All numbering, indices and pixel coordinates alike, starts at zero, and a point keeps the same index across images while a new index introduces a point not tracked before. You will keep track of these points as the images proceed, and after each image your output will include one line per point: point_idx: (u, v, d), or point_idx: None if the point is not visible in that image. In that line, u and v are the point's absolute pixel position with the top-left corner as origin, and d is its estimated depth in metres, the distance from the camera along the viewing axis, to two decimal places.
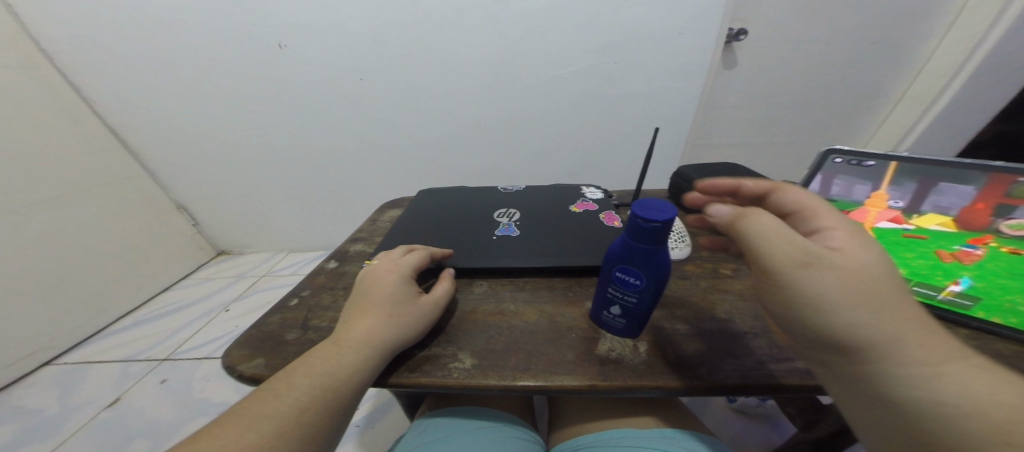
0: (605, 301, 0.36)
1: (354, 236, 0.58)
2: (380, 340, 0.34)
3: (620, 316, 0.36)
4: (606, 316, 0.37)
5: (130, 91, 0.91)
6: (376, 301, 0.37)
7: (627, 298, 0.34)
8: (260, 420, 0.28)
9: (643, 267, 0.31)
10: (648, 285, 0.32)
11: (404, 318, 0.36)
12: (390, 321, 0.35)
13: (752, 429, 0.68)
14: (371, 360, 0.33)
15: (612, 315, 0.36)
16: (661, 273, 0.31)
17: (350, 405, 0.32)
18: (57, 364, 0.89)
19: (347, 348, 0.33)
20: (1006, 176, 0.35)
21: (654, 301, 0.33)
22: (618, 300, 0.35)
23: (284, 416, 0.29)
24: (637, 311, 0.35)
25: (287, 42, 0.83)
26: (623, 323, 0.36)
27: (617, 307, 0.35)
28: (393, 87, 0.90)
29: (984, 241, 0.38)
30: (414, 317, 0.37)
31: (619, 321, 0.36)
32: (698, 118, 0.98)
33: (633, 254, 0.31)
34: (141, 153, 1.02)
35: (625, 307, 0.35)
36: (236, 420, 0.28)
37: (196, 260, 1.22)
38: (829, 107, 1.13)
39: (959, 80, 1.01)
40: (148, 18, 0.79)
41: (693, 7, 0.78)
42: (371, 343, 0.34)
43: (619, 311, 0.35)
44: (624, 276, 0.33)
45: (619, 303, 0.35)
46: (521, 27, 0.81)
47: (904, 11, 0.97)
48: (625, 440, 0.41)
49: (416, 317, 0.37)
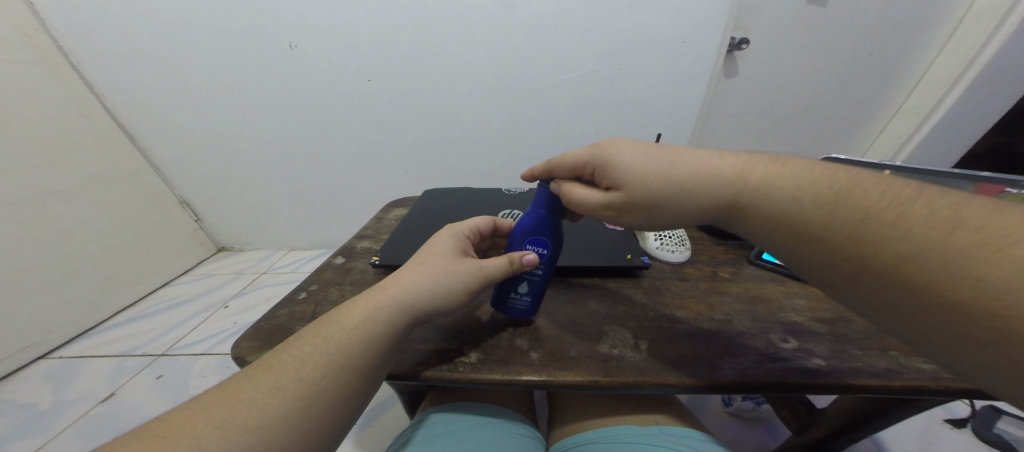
0: (512, 283, 0.39)
1: (360, 234, 0.59)
2: (388, 297, 0.35)
3: (526, 295, 0.39)
4: (512, 301, 0.40)
5: (138, 86, 0.92)
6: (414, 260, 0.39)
7: (534, 270, 0.39)
8: (262, 368, 0.31)
9: (550, 233, 0.39)
10: (552, 250, 0.39)
11: (417, 276, 0.36)
12: (409, 274, 0.36)
13: (748, 432, 0.69)
14: (375, 317, 0.33)
15: (518, 295, 0.40)
16: (560, 238, 0.40)
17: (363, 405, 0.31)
18: (53, 358, 0.88)
19: (355, 306, 0.34)
20: (991, 186, 0.39)
21: (553, 269, 0.40)
22: (525, 276, 0.39)
23: (278, 366, 0.31)
24: (541, 285, 0.40)
25: (297, 42, 0.84)
26: (527, 301, 0.40)
27: (524, 285, 0.39)
28: (400, 89, 0.91)
29: None
30: (427, 278, 0.36)
31: (523, 302, 0.40)
32: (698, 125, 0.99)
33: (544, 224, 0.39)
34: (147, 149, 1.03)
35: (531, 281, 0.39)
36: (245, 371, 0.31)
37: (196, 256, 1.23)
38: (828, 117, 1.15)
39: (955, 93, 1.03)
40: (161, 16, 0.81)
41: (696, 16, 0.80)
42: (376, 302, 0.34)
43: (524, 289, 0.39)
44: (531, 247, 0.39)
45: (528, 279, 0.39)
46: (528, 34, 0.83)
47: (903, 24, 0.99)
48: (623, 437, 0.42)
49: (430, 278, 0.36)
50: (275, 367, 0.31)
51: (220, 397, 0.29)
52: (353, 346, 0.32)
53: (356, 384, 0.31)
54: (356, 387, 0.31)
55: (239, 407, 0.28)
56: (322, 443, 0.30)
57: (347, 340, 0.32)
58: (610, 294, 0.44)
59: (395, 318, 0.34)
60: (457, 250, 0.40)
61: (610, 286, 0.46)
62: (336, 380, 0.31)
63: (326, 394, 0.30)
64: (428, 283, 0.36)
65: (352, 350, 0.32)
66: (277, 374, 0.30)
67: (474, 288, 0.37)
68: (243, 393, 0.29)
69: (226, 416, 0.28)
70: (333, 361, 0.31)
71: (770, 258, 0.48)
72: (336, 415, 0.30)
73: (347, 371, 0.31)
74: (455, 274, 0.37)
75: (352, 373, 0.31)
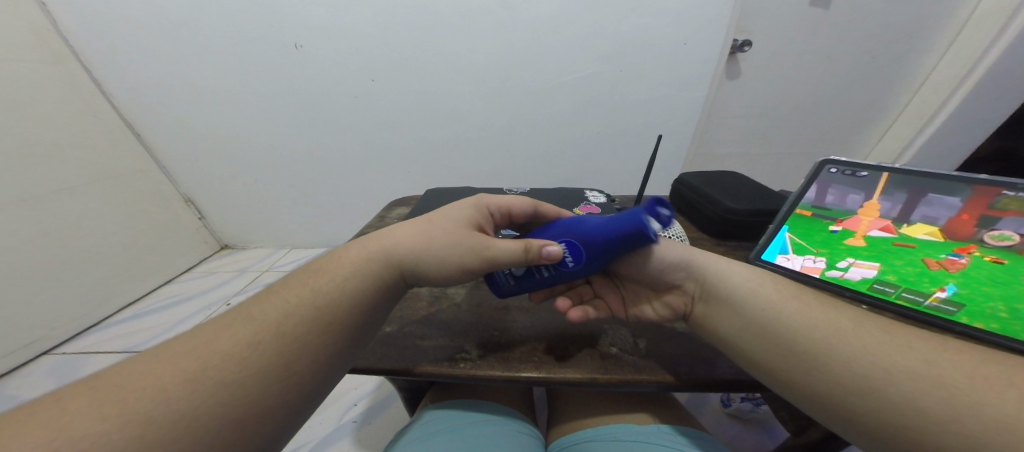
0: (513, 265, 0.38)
1: (363, 232, 0.59)
2: (383, 258, 0.35)
3: (516, 277, 0.38)
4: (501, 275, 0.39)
5: (145, 83, 0.93)
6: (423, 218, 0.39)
7: (544, 268, 0.37)
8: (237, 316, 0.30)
9: (589, 258, 0.35)
10: (577, 270, 0.36)
11: (415, 233, 0.36)
12: (412, 234, 0.37)
13: (747, 433, 0.69)
14: (367, 278, 0.34)
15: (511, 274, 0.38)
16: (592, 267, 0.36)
17: None
18: (57, 354, 0.89)
19: (348, 262, 0.34)
20: (990, 189, 0.37)
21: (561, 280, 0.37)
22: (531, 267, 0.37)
23: (255, 313, 0.30)
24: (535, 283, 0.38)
25: (302, 42, 0.85)
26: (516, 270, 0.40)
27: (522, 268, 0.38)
28: (403, 88, 0.91)
29: (968, 251, 0.39)
30: (425, 244, 0.36)
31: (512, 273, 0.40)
32: (700, 127, 1.00)
33: (594, 249, 0.34)
34: (153, 146, 1.05)
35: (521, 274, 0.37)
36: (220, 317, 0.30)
37: (200, 254, 1.24)
38: (831, 119, 1.15)
39: (957, 97, 1.03)
40: (170, 16, 0.82)
41: (698, 18, 0.80)
42: (371, 263, 0.35)
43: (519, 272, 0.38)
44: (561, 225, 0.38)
45: (528, 271, 0.37)
46: (531, 35, 0.83)
47: (905, 27, 1.00)
48: (620, 435, 0.42)
49: (428, 242, 0.36)
50: (249, 319, 0.30)
51: (186, 343, 0.28)
52: (339, 305, 0.32)
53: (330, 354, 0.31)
54: None
55: (203, 359, 0.27)
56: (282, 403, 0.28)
57: (333, 296, 0.32)
58: None
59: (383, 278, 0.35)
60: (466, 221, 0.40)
61: None
62: (311, 338, 0.30)
63: (296, 352, 0.29)
64: (423, 245, 0.36)
65: (336, 310, 0.31)
66: (253, 324, 0.29)
67: (471, 263, 0.36)
68: (209, 345, 0.28)
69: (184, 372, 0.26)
70: (313, 319, 0.30)
71: (771, 258, 0.48)
72: (302, 377, 0.29)
73: (324, 329, 0.31)
74: (456, 242, 0.36)
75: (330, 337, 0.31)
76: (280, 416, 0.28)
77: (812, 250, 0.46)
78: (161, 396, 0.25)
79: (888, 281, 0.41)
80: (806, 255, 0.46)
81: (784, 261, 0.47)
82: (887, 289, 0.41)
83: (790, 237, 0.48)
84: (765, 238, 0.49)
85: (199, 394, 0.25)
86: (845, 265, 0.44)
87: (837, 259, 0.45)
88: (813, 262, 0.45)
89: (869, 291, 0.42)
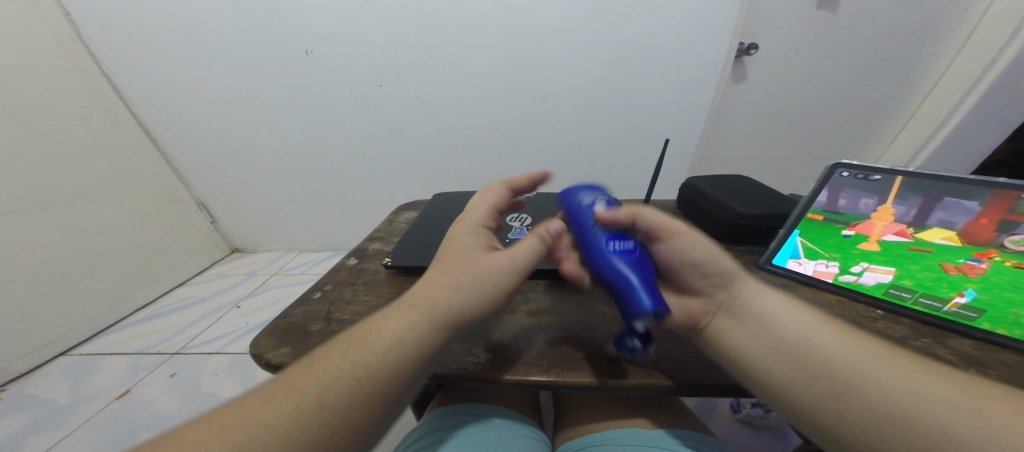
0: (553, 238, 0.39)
1: (372, 236, 0.60)
2: (422, 314, 0.32)
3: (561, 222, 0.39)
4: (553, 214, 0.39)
5: (161, 90, 0.95)
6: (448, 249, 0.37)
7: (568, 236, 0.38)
8: (282, 398, 0.28)
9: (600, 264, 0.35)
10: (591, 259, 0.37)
11: (456, 292, 0.33)
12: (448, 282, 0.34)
13: (758, 440, 0.68)
14: (413, 337, 0.31)
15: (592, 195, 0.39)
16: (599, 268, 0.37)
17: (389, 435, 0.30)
18: (73, 355, 0.91)
19: (386, 322, 0.32)
20: (1008, 193, 0.37)
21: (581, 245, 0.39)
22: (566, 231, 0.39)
23: (303, 396, 0.28)
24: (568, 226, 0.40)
25: (312, 48, 0.86)
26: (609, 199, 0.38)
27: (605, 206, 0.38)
28: (410, 93, 0.93)
29: (988, 256, 0.38)
30: (462, 294, 0.33)
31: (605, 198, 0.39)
32: (707, 130, 0.99)
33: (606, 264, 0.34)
34: (167, 152, 1.07)
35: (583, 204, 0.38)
36: (258, 400, 0.28)
37: (211, 257, 1.26)
38: (840, 122, 1.13)
39: (971, 99, 1.01)
40: (186, 24, 0.84)
41: (705, 22, 0.80)
42: (412, 320, 0.32)
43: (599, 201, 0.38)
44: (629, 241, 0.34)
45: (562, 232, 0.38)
46: (537, 40, 0.84)
47: (917, 29, 0.98)
48: (630, 439, 0.42)
49: (465, 294, 0.33)
50: (282, 388, 0.28)
51: (231, 434, 0.26)
52: (387, 379, 0.29)
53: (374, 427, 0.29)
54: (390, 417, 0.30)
55: (233, 431, 0.26)
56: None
57: (371, 371, 0.29)
58: None
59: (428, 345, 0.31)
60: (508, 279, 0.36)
61: None
62: (374, 410, 0.29)
63: (360, 426, 0.28)
64: (465, 309, 0.33)
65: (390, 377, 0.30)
66: (304, 407, 0.27)
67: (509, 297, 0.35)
68: (240, 415, 0.27)
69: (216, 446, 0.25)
70: (370, 393, 0.29)
71: (782, 262, 0.48)
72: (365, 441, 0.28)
73: (360, 407, 0.28)
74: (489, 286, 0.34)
75: (368, 411, 0.28)
76: None
77: (825, 254, 0.46)
78: None
79: (904, 286, 0.41)
80: (818, 260, 0.46)
81: (796, 265, 0.47)
82: (904, 294, 0.40)
83: (802, 242, 0.47)
84: (775, 243, 0.49)
85: None
86: (859, 270, 0.43)
87: (851, 263, 0.44)
88: (827, 266, 0.45)
89: (884, 296, 0.41)
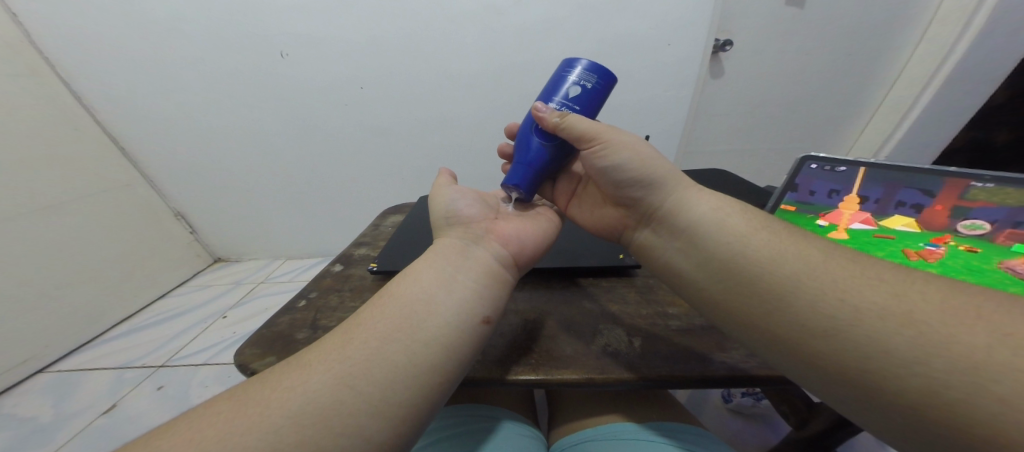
0: (561, 94, 0.43)
1: (357, 241, 0.60)
2: (425, 267, 0.36)
3: (576, 101, 0.43)
4: (566, 96, 0.43)
5: (130, 96, 0.92)
6: (443, 222, 0.44)
7: (572, 106, 0.43)
8: (307, 360, 0.29)
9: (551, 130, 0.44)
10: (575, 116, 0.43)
11: (469, 215, 0.44)
12: (448, 244, 0.40)
13: (749, 429, 0.70)
14: (419, 283, 0.34)
15: (563, 97, 0.43)
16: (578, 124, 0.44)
17: (411, 375, 0.29)
18: (50, 372, 0.88)
19: (396, 283, 0.35)
20: (958, 181, 0.40)
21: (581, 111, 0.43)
22: (567, 104, 0.43)
23: (326, 356, 0.29)
24: (589, 98, 0.43)
25: (288, 51, 0.85)
26: (580, 107, 0.43)
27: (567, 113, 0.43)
28: (393, 95, 0.92)
29: (944, 240, 0.42)
30: (456, 252, 0.38)
31: (591, 82, 0.43)
32: (688, 125, 1.01)
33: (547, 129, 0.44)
34: (138, 161, 1.04)
35: (542, 100, 0.44)
36: (285, 370, 0.29)
37: (192, 267, 1.22)
38: (815, 114, 1.17)
39: (931, 89, 1.06)
40: (152, 26, 0.81)
41: (681, 19, 0.82)
42: (416, 273, 0.35)
43: (561, 103, 0.43)
44: (542, 140, 0.44)
45: (564, 106, 0.43)
46: (519, 39, 0.84)
47: (881, 22, 1.02)
48: (622, 434, 0.43)
49: (461, 252, 0.38)
50: (347, 325, 0.32)
51: (259, 396, 0.27)
52: (401, 321, 0.31)
53: (444, 335, 0.31)
54: (410, 352, 0.30)
55: (312, 368, 0.29)
56: (389, 408, 0.27)
57: (416, 289, 0.34)
58: (604, 293, 0.46)
59: (464, 250, 0.39)
60: (517, 211, 0.47)
61: (604, 285, 0.47)
62: (395, 346, 0.30)
63: (385, 363, 0.29)
64: (483, 225, 0.43)
65: (404, 317, 0.31)
66: (327, 362, 0.29)
67: (500, 253, 0.40)
68: (316, 355, 0.30)
69: (302, 381, 0.28)
70: (389, 330, 0.31)
71: None
72: (393, 376, 0.28)
73: (419, 320, 0.31)
74: (480, 246, 0.40)
75: (431, 322, 0.31)
76: (384, 426, 0.27)
77: None
78: (258, 438, 0.24)
79: None
80: None
81: None
82: None
83: None
84: None
85: (293, 437, 0.25)
86: None
87: None
88: None
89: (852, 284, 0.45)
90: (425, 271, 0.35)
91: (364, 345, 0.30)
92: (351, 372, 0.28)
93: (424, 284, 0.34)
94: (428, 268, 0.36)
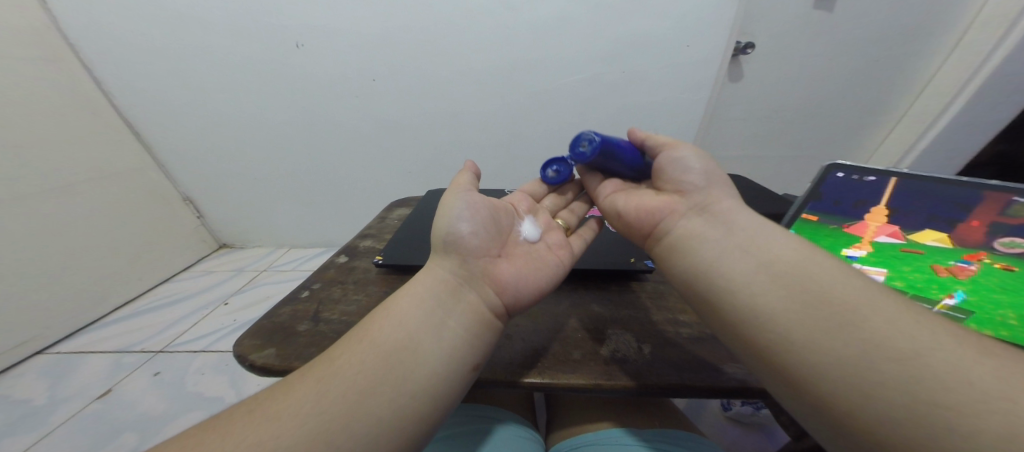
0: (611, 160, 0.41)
1: (363, 232, 0.59)
2: (416, 304, 0.34)
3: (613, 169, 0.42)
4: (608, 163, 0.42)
5: (144, 81, 0.91)
6: (442, 243, 0.41)
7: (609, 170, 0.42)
8: (285, 401, 0.28)
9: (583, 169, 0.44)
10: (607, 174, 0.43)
11: (469, 244, 0.40)
12: (444, 281, 0.37)
13: (748, 439, 0.69)
14: (409, 323, 0.33)
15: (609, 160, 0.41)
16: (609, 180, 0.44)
17: (394, 421, 0.28)
18: (49, 354, 0.88)
19: (384, 318, 0.33)
20: (999, 195, 0.38)
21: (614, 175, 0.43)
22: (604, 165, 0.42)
23: (306, 396, 0.28)
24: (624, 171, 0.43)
25: (304, 40, 0.84)
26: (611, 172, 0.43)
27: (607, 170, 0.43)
28: (405, 89, 0.91)
29: (978, 257, 0.40)
30: (450, 292, 0.36)
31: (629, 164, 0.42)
32: (701, 130, 0.99)
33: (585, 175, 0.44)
34: (151, 145, 1.04)
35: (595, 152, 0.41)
36: (262, 406, 0.28)
37: (197, 253, 1.23)
38: (833, 122, 1.14)
39: (960, 100, 1.03)
40: (168, 11, 0.81)
41: (704, 20, 0.80)
42: (408, 311, 0.34)
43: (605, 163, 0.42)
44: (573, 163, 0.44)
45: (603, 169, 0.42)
46: (536, 36, 0.83)
47: (910, 31, 0.99)
48: (622, 440, 0.42)
49: (455, 293, 0.36)
50: (332, 361, 0.30)
51: (235, 434, 0.26)
52: (388, 366, 0.30)
53: (431, 382, 0.30)
54: (396, 400, 0.29)
55: (292, 409, 0.27)
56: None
57: (404, 331, 0.32)
58: (614, 298, 0.45)
59: (458, 292, 0.36)
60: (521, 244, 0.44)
61: (614, 288, 0.46)
62: (381, 394, 0.28)
63: (370, 411, 0.28)
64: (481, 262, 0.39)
65: (392, 361, 0.30)
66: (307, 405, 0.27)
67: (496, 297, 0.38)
68: (298, 393, 0.28)
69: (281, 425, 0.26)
70: (375, 376, 0.29)
71: None
72: (375, 427, 0.27)
73: (408, 365, 0.30)
74: (476, 286, 0.38)
75: (418, 368, 0.30)
76: None
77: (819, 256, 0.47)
78: None
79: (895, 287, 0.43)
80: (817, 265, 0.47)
81: None
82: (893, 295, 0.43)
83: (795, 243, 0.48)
84: None
85: None
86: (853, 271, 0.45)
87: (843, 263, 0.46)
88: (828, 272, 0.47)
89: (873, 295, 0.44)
90: (418, 311, 0.34)
91: (348, 390, 0.28)
92: (332, 421, 0.27)
93: (415, 326, 0.32)
94: (420, 307, 0.34)
